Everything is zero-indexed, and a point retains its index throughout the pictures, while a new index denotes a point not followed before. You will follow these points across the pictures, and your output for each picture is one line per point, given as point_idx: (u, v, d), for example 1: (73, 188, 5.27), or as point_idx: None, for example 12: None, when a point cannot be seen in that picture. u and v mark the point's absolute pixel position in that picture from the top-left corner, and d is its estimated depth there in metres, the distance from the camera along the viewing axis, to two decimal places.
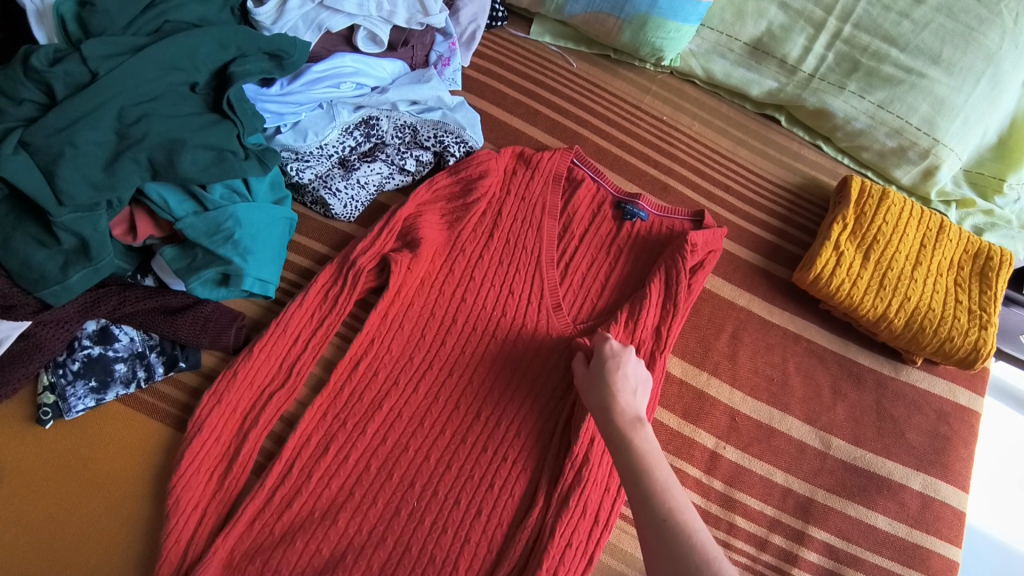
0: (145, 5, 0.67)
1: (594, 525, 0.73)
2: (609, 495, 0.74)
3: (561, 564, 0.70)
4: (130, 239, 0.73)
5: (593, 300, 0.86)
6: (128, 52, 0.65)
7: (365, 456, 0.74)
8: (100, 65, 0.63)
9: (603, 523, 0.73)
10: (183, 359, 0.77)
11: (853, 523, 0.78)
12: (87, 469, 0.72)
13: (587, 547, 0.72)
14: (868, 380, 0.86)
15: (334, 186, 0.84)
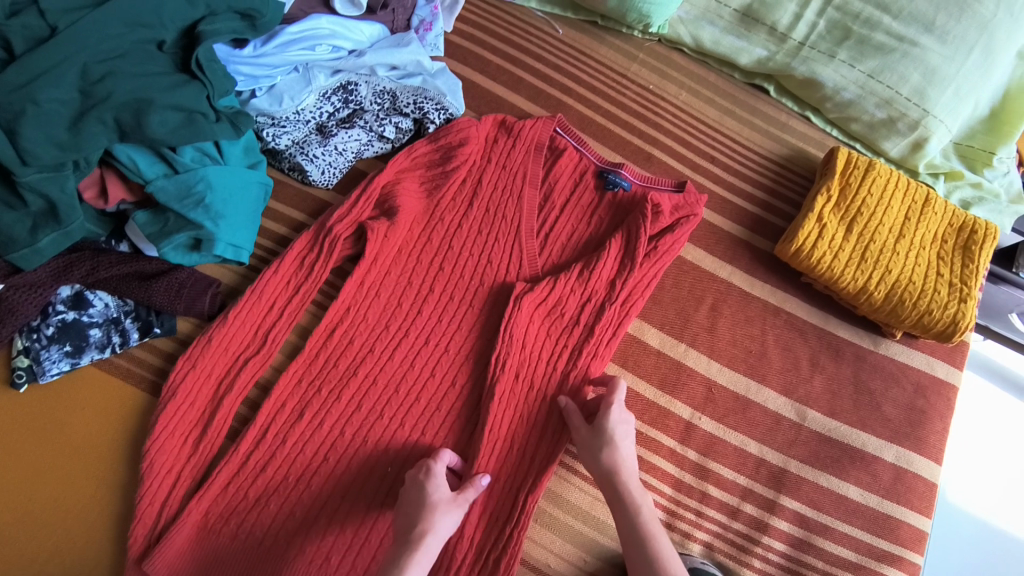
0: None
1: (529, 468, 0.75)
2: (548, 440, 0.76)
3: (493, 501, 0.73)
4: (102, 202, 0.72)
5: (555, 259, 0.86)
6: (89, 6, 0.63)
7: (340, 422, 0.74)
8: (59, 20, 0.61)
9: (539, 469, 0.74)
10: (157, 325, 0.77)
11: (825, 493, 0.78)
12: (62, 432, 0.72)
13: (520, 491, 0.74)
14: (847, 353, 0.86)
15: (311, 151, 0.84)
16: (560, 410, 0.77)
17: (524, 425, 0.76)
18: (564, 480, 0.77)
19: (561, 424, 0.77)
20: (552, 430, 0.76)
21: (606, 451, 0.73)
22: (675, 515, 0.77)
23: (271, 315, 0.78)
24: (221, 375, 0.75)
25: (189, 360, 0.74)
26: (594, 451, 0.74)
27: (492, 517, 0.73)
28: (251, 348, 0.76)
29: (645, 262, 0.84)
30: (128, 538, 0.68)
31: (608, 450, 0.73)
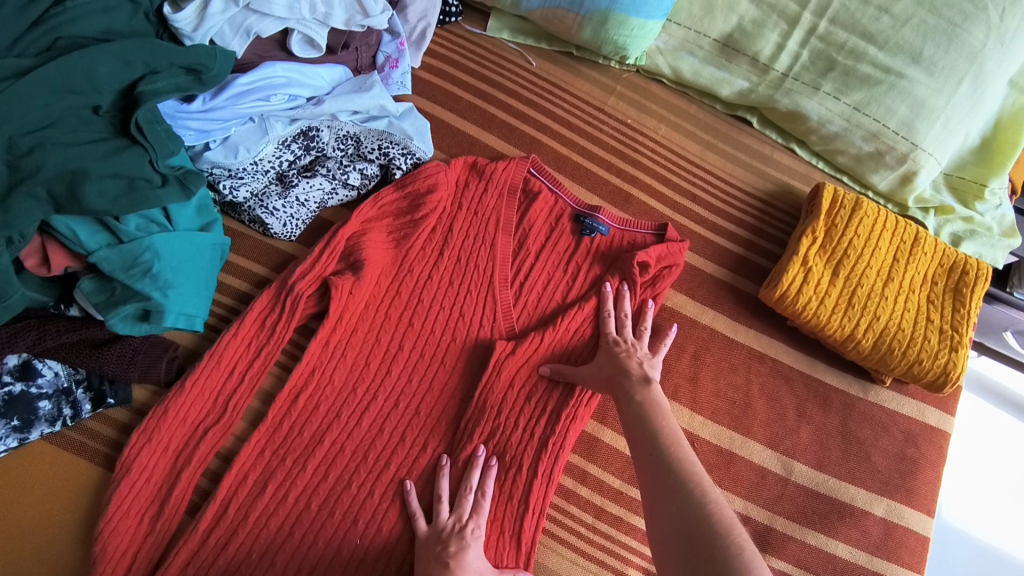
0: (32, 20, 0.60)
1: (509, 550, 0.71)
2: (527, 518, 0.72)
3: None
4: (47, 271, 0.68)
5: (532, 310, 0.82)
6: (14, 75, 0.58)
7: (305, 493, 0.71)
8: None
9: (520, 549, 0.71)
10: (111, 396, 0.73)
11: (812, 552, 0.75)
12: (9, 513, 0.68)
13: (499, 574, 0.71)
14: (835, 402, 0.83)
15: (271, 204, 0.80)
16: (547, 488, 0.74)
17: (496, 493, 0.73)
18: (542, 546, 0.74)
19: (537, 496, 0.73)
20: (531, 503, 0.73)
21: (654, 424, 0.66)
22: None
23: (231, 383, 0.74)
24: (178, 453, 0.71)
25: (146, 433, 0.70)
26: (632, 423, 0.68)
27: None
28: (209, 419, 0.73)
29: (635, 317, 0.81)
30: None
31: (656, 424, 0.66)
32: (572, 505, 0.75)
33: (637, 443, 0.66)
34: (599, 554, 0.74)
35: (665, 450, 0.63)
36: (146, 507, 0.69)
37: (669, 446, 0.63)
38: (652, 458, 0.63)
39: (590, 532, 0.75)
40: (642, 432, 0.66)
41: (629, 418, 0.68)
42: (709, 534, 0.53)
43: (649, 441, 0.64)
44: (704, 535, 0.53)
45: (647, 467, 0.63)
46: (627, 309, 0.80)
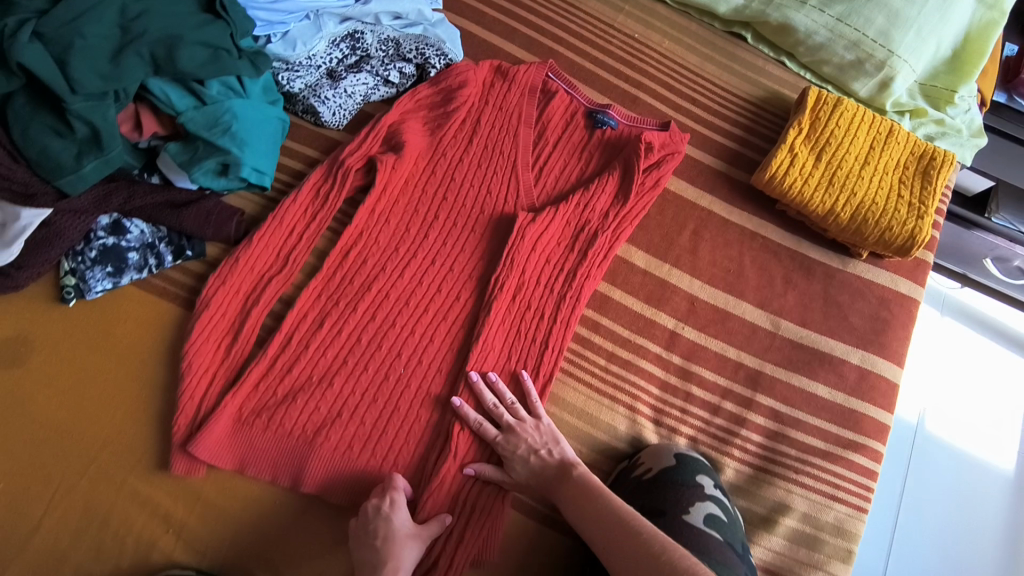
0: None
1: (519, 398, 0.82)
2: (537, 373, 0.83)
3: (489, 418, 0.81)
4: (137, 135, 0.80)
5: (551, 189, 0.94)
6: None
7: (356, 330, 0.82)
8: None
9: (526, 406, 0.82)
10: (189, 248, 0.85)
11: (796, 391, 0.87)
12: (106, 341, 0.81)
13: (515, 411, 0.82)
14: (817, 272, 0.94)
15: (323, 94, 0.91)
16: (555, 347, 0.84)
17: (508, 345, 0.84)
18: (561, 382, 0.86)
19: (547, 365, 0.83)
20: (540, 367, 0.83)
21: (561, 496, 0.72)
22: (663, 412, 0.86)
23: (293, 243, 0.86)
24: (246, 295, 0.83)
25: (220, 275, 0.82)
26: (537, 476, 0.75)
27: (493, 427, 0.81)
28: (273, 269, 0.84)
29: (642, 191, 0.93)
30: (172, 430, 0.77)
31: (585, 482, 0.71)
32: (587, 350, 0.87)
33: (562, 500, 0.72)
34: (610, 390, 0.86)
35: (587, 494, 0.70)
36: (222, 337, 0.81)
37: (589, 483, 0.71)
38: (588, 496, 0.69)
39: (603, 371, 0.86)
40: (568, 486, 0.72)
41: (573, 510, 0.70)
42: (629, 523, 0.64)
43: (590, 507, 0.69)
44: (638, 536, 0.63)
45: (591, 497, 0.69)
46: (632, 182, 0.92)
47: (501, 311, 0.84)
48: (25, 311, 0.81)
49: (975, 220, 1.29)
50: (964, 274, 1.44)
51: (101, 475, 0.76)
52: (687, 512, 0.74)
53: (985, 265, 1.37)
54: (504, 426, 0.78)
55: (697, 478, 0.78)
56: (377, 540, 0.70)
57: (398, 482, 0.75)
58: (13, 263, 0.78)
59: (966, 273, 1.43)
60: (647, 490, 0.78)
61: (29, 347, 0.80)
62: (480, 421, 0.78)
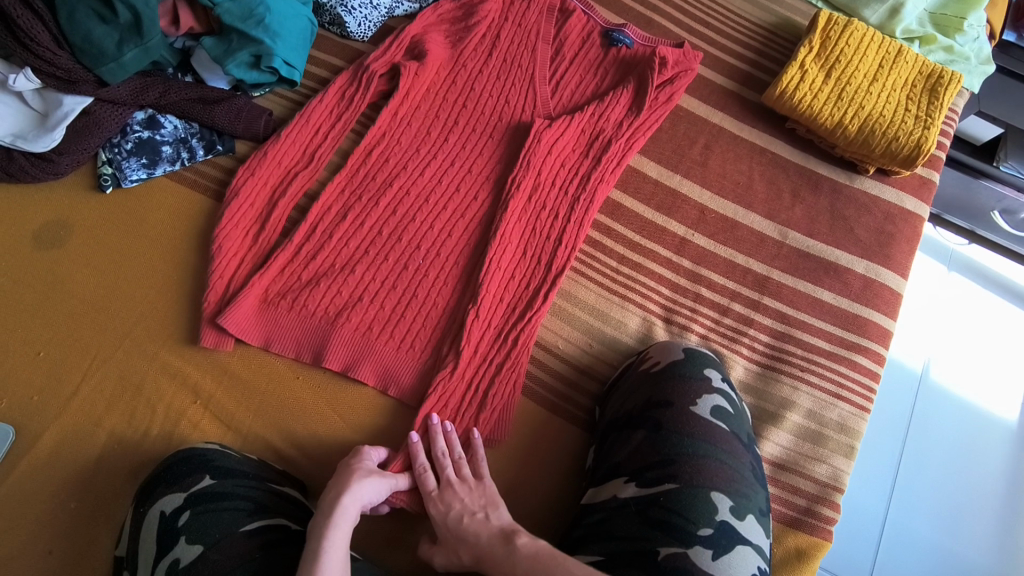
0: None
1: (533, 291, 0.85)
2: (549, 269, 0.86)
3: (502, 309, 0.84)
4: (173, 30, 0.84)
5: (566, 101, 0.97)
6: None
7: (378, 223, 0.86)
8: None
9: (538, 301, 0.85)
10: (220, 144, 0.89)
11: (803, 295, 0.89)
12: (141, 227, 0.85)
13: (527, 305, 0.85)
14: (825, 187, 0.96)
15: (349, 4, 0.94)
16: (567, 246, 0.87)
17: (522, 243, 0.87)
18: (573, 281, 0.88)
19: (560, 261, 0.87)
20: (553, 263, 0.86)
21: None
22: (673, 312, 0.88)
23: (316, 143, 0.89)
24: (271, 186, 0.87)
25: (248, 167, 0.86)
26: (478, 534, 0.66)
27: (506, 317, 0.84)
28: (297, 163, 0.88)
29: (655, 105, 0.96)
30: (201, 307, 0.80)
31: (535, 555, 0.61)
32: (598, 252, 0.90)
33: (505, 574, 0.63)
34: (621, 290, 0.89)
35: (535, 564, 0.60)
36: (249, 224, 0.84)
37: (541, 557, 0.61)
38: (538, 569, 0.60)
39: (614, 272, 0.89)
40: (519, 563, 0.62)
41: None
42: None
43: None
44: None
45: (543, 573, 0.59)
46: (645, 95, 0.95)
47: (517, 210, 0.88)
48: (65, 197, 0.85)
49: (983, 169, 1.29)
50: (971, 229, 1.45)
51: (135, 348, 0.79)
52: (693, 405, 0.75)
53: (992, 218, 1.36)
54: (442, 480, 0.72)
55: (704, 370, 0.79)
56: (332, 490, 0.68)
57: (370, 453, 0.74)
58: (55, 148, 0.83)
59: (974, 229, 1.44)
60: (654, 381, 0.78)
61: (69, 230, 0.84)
62: (423, 468, 0.73)
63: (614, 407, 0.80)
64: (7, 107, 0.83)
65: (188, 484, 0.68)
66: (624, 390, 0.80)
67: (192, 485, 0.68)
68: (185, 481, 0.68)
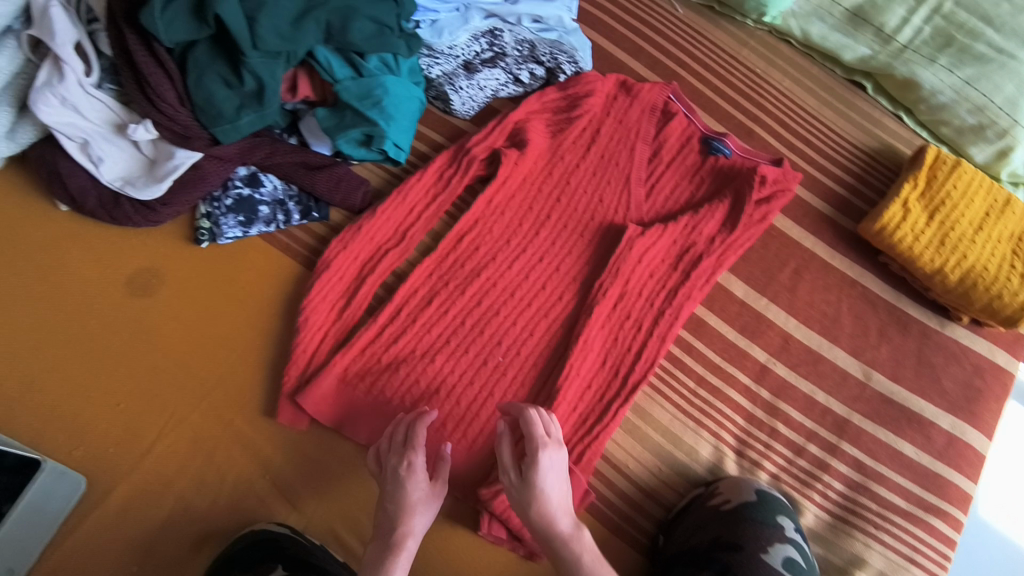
0: None
1: (608, 403, 0.83)
2: (625, 383, 0.84)
3: (571, 420, 0.82)
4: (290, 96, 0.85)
5: (661, 207, 0.96)
6: None
7: (461, 313, 0.86)
8: None
9: (612, 414, 0.82)
10: (316, 211, 0.89)
11: (882, 445, 0.87)
12: (231, 285, 0.86)
13: (600, 416, 0.83)
14: (914, 329, 0.94)
15: (457, 84, 0.95)
16: (646, 360, 0.86)
17: (602, 350, 0.86)
18: (650, 398, 0.87)
19: (637, 376, 0.85)
20: (630, 378, 0.85)
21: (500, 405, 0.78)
22: (747, 445, 0.86)
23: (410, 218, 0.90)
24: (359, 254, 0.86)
25: (342, 238, 0.86)
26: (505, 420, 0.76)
27: (575, 427, 0.82)
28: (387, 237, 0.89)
29: (751, 223, 0.94)
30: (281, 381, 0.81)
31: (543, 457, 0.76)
32: (678, 370, 0.88)
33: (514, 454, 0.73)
34: (697, 414, 0.87)
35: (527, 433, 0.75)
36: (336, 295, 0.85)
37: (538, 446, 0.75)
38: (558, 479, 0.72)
39: (690, 394, 0.87)
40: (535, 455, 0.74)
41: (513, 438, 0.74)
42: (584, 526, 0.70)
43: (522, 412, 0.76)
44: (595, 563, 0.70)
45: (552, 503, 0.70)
46: (742, 213, 0.94)
47: (601, 316, 0.87)
48: (161, 246, 0.87)
49: None
50: None
51: (211, 411, 0.80)
52: (766, 552, 0.73)
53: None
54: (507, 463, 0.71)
55: (777, 517, 0.77)
56: (390, 502, 0.71)
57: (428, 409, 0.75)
58: (159, 198, 0.85)
59: None
60: (723, 521, 0.76)
61: (161, 280, 0.85)
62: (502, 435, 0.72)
63: (679, 536, 0.78)
64: (120, 150, 0.84)
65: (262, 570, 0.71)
66: (689, 523, 0.78)
67: None
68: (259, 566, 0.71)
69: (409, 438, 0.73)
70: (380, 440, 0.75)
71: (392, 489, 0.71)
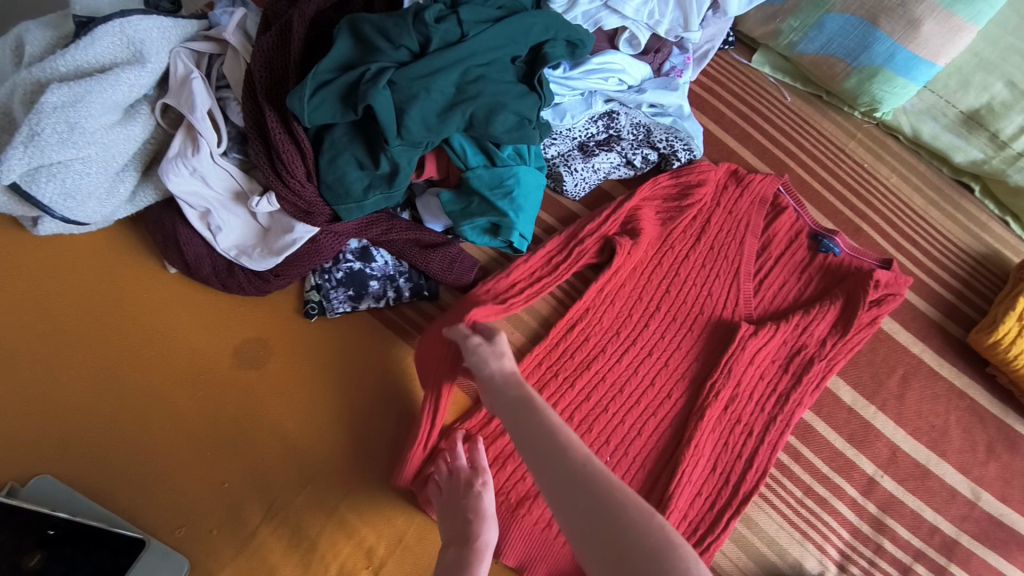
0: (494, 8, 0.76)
1: (717, 514, 0.81)
2: (734, 493, 0.82)
3: (679, 531, 0.79)
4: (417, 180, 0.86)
5: (769, 304, 0.94)
6: (488, 21, 0.76)
7: (570, 407, 0.84)
8: (470, 28, 0.74)
9: (721, 527, 0.80)
10: (427, 289, 0.88)
11: (992, 570, 0.85)
12: (339, 362, 0.84)
13: (708, 528, 0.80)
14: (1022, 448, 0.92)
15: (573, 165, 0.93)
16: (755, 469, 0.83)
17: (711, 456, 0.84)
18: (757, 506, 0.85)
19: (747, 486, 0.82)
20: (740, 488, 0.82)
21: (539, 418, 0.62)
22: (850, 559, 0.84)
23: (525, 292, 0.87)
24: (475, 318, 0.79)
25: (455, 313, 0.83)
26: (518, 425, 0.62)
27: (683, 538, 0.79)
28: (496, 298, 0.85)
29: (863, 328, 0.92)
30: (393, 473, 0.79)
31: (585, 467, 0.56)
32: (785, 478, 0.86)
33: (538, 464, 0.58)
34: (804, 526, 0.84)
35: (557, 438, 0.59)
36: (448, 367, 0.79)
37: (564, 450, 0.58)
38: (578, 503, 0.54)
39: (797, 504, 0.85)
40: (558, 471, 0.56)
41: (530, 450, 0.59)
42: (629, 557, 0.50)
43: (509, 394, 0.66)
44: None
45: (567, 527, 0.54)
46: (855, 317, 0.91)
47: (712, 419, 0.84)
48: (270, 316, 0.85)
49: None
50: None
51: (316, 495, 0.78)
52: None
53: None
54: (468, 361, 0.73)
55: None
56: (469, 510, 0.72)
57: (473, 341, 0.72)
58: (274, 268, 0.84)
59: None
60: None
61: (269, 352, 0.83)
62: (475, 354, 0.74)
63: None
64: (237, 219, 0.83)
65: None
66: None
67: None
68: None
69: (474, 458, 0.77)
70: (444, 459, 0.78)
71: (467, 503, 0.73)
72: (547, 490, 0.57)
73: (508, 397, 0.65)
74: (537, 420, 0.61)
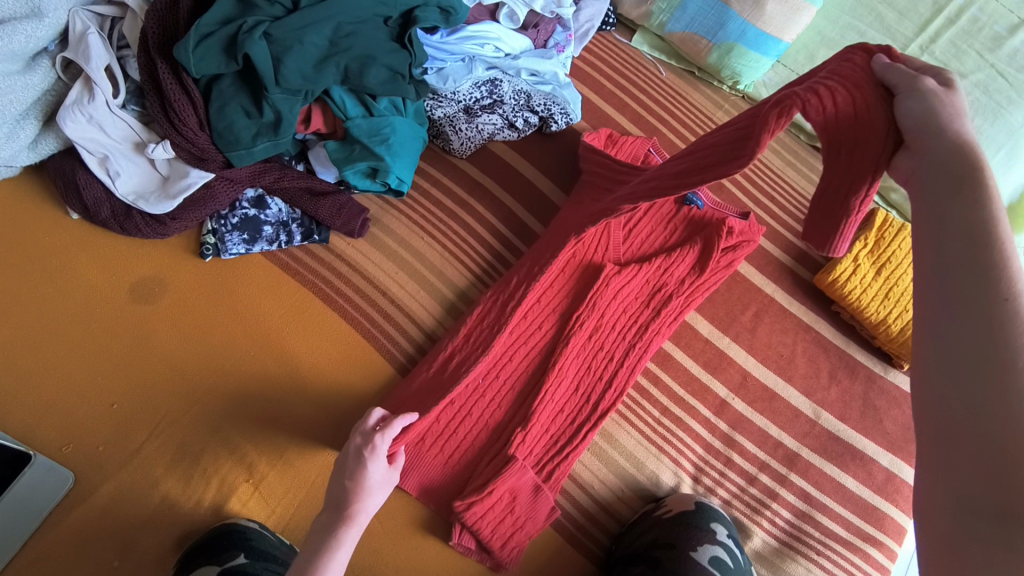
0: None
1: (577, 428, 0.89)
2: (593, 410, 0.91)
3: (540, 445, 0.88)
4: (887, 60, 0.62)
5: (637, 249, 1.04)
6: None
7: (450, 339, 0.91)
8: None
9: (580, 438, 0.88)
10: (317, 234, 0.96)
11: (828, 478, 0.94)
12: (230, 298, 0.91)
13: (567, 441, 0.89)
14: (860, 373, 1.03)
15: (458, 126, 1.01)
16: (613, 389, 0.92)
17: (574, 379, 0.92)
18: (617, 423, 0.94)
19: (606, 404, 0.91)
20: (599, 406, 0.91)
21: (987, 190, 0.54)
22: (702, 471, 0.93)
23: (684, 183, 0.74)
24: (878, 138, 0.60)
25: (873, 150, 0.60)
26: (925, 207, 0.57)
27: (545, 451, 0.88)
28: (775, 105, 0.64)
29: (718, 268, 1.03)
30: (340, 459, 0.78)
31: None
32: (644, 399, 0.95)
33: (928, 305, 0.54)
34: (658, 441, 0.94)
35: (994, 282, 0.51)
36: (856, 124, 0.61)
37: (1001, 272, 0.51)
38: (938, 333, 0.52)
39: (655, 423, 0.94)
40: (961, 256, 0.53)
41: (931, 261, 0.55)
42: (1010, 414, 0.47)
43: (937, 123, 0.57)
44: (1009, 452, 0.46)
45: (926, 361, 0.53)
46: (711, 257, 1.01)
47: (576, 346, 0.93)
48: (166, 256, 0.92)
49: None
50: None
51: (203, 415, 0.84)
52: (694, 550, 0.83)
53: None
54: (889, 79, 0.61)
55: (711, 523, 0.86)
56: (349, 478, 0.75)
57: (929, 83, 0.59)
58: (171, 212, 0.90)
59: None
60: (665, 526, 0.85)
61: (164, 289, 0.90)
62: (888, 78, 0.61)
63: (625, 546, 0.86)
64: (136, 166, 0.90)
65: (224, 558, 0.74)
66: (635, 528, 0.87)
67: (226, 561, 0.74)
68: (222, 555, 0.75)
69: (380, 425, 0.79)
70: (354, 435, 0.79)
71: (351, 468, 0.76)
72: (941, 337, 0.52)
73: (957, 201, 0.55)
74: (969, 260, 0.53)
